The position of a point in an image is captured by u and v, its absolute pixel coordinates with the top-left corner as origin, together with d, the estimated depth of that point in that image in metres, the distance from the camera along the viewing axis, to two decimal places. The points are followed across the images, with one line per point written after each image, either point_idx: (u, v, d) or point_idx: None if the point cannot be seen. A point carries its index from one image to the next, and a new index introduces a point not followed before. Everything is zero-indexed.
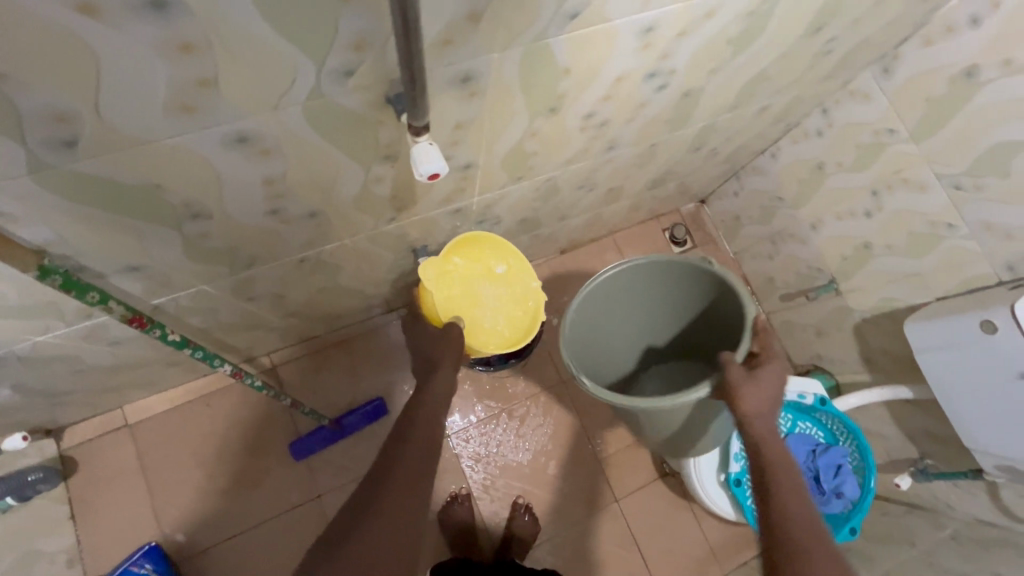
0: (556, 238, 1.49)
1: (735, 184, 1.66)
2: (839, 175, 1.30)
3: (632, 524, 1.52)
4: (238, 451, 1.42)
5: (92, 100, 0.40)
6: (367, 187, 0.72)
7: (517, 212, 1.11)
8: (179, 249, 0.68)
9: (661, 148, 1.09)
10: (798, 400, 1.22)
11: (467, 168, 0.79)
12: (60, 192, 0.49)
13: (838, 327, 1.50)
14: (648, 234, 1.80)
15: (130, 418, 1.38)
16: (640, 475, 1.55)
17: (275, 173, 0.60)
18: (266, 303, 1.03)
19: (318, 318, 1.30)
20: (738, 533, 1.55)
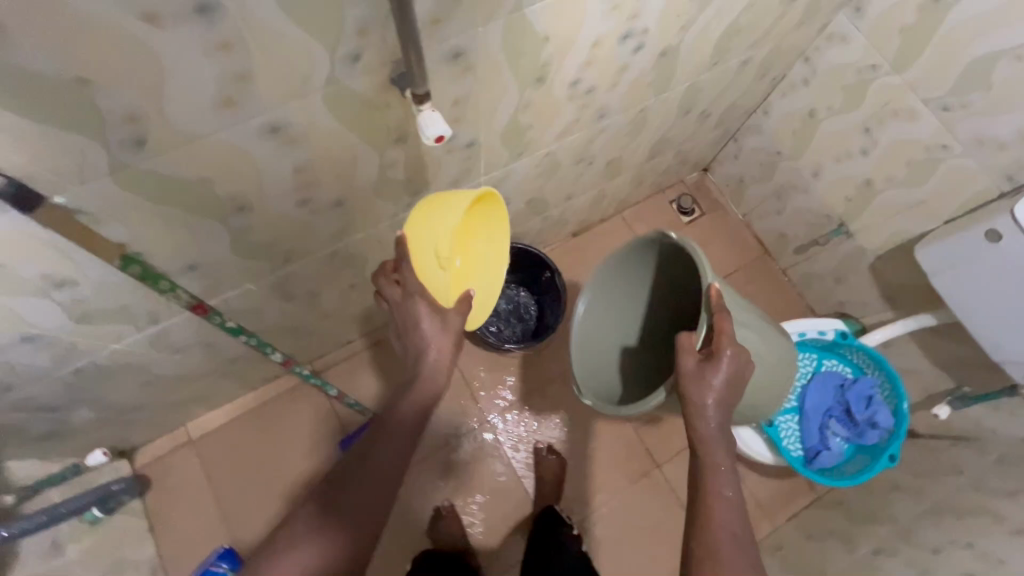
0: (565, 219, 1.56)
1: (733, 147, 1.71)
2: (831, 118, 1.34)
3: (677, 487, 1.55)
4: (292, 454, 1.51)
5: (156, 100, 0.50)
6: (383, 172, 0.81)
7: (523, 193, 1.19)
8: (228, 244, 0.77)
9: (651, 114, 1.16)
10: (819, 337, 1.24)
11: (470, 146, 0.87)
12: (133, 190, 0.58)
13: (854, 270, 1.52)
14: (656, 208, 1.87)
15: (192, 434, 1.49)
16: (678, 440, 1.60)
17: (303, 161, 0.68)
18: (305, 302, 1.13)
19: (351, 319, 1.39)
20: (784, 488, 1.58)
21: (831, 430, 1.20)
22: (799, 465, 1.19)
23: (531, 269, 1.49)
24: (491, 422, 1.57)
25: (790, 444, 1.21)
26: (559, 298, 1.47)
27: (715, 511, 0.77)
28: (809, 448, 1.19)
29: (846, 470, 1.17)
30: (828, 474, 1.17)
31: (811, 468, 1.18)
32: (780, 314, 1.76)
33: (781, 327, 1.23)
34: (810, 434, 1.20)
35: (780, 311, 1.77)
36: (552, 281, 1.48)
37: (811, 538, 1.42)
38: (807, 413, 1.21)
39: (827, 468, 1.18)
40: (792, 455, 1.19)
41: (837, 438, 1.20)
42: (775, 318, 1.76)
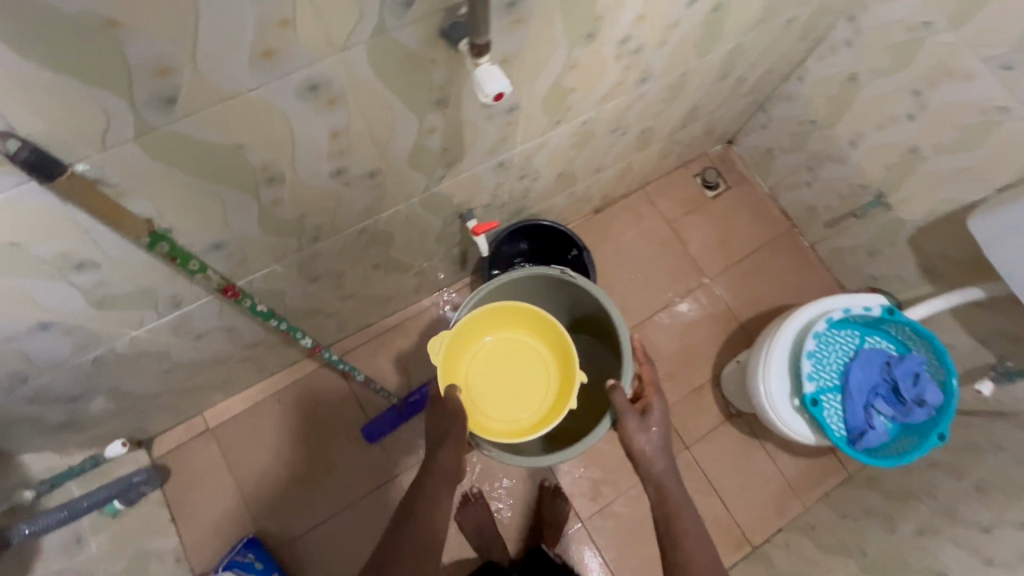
0: (589, 194, 1.50)
1: (762, 117, 1.64)
2: (874, 82, 1.28)
3: (704, 466, 1.55)
4: (313, 441, 1.47)
5: (190, 49, 0.44)
6: (419, 140, 0.74)
7: (554, 165, 1.13)
8: (256, 220, 0.71)
9: (690, 78, 1.09)
10: (865, 313, 1.19)
11: (510, 111, 0.81)
12: (160, 158, 0.52)
13: (891, 243, 1.46)
14: (679, 183, 1.81)
15: (210, 422, 1.45)
16: (706, 419, 1.59)
17: (340, 125, 0.62)
18: (329, 284, 1.07)
19: (373, 301, 1.34)
20: (814, 466, 1.56)
21: (876, 408, 1.15)
22: (842, 445, 1.14)
23: (556, 244, 1.41)
24: None
25: (833, 423, 1.15)
26: (586, 277, 1.40)
27: (688, 548, 0.87)
28: (854, 428, 1.14)
29: (891, 450, 1.14)
30: (873, 454, 1.13)
31: (856, 448, 1.13)
32: (809, 290, 1.72)
33: (823, 303, 1.21)
34: (855, 413, 1.14)
35: (808, 286, 1.72)
36: (579, 259, 1.40)
37: (845, 516, 1.39)
38: (852, 392, 1.15)
39: (871, 448, 1.14)
40: (836, 436, 1.14)
41: (881, 418, 1.15)
42: (803, 294, 1.71)
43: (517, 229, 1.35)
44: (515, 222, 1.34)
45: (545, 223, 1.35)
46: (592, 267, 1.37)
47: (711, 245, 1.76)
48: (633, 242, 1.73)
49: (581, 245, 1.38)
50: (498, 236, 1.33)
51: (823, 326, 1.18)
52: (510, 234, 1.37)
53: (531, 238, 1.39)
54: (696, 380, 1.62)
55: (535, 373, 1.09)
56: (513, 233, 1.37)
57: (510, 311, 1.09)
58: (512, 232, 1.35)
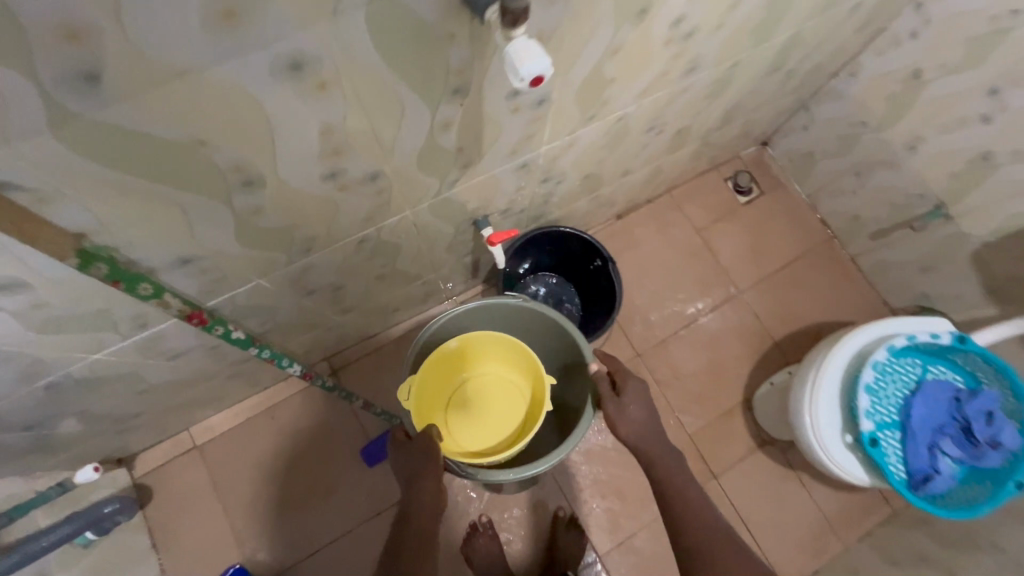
0: (614, 198, 1.38)
1: (804, 117, 1.51)
2: (944, 79, 1.15)
3: (734, 499, 1.42)
4: (308, 462, 1.35)
5: (112, 1, 0.32)
6: (432, 137, 0.62)
7: (582, 167, 1.00)
8: (233, 232, 0.59)
9: (740, 70, 0.97)
10: (933, 340, 1.05)
11: (539, 105, 0.68)
12: (92, 154, 0.41)
13: (948, 258, 1.33)
14: (709, 187, 1.67)
15: (197, 439, 1.34)
16: (736, 447, 1.45)
17: (334, 118, 0.50)
18: (325, 297, 0.95)
19: (375, 313, 1.22)
20: (855, 501, 1.43)
21: (943, 450, 1.01)
22: (902, 490, 1.01)
23: (578, 254, 1.28)
24: None
25: (893, 466, 1.01)
26: (612, 289, 1.25)
27: (701, 534, 0.87)
28: (917, 472, 1.00)
29: (957, 497, 1.00)
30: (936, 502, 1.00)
31: (917, 495, 1.00)
32: (850, 307, 1.58)
33: (880, 327, 1.09)
34: (919, 454, 1.00)
35: (849, 303, 1.58)
36: (603, 270, 1.26)
37: (894, 562, 1.25)
38: (916, 430, 1.01)
39: (934, 494, 1.01)
40: (896, 479, 1.00)
41: (947, 460, 1.01)
42: (844, 311, 1.57)
43: (535, 238, 1.22)
44: (533, 230, 1.21)
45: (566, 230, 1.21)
46: (617, 279, 1.22)
47: (743, 256, 1.62)
48: (658, 250, 1.60)
49: (605, 255, 1.23)
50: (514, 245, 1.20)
51: (883, 354, 1.05)
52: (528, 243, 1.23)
53: (550, 245, 1.26)
54: (725, 404, 1.49)
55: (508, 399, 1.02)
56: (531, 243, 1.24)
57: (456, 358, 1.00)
58: (529, 241, 1.22)
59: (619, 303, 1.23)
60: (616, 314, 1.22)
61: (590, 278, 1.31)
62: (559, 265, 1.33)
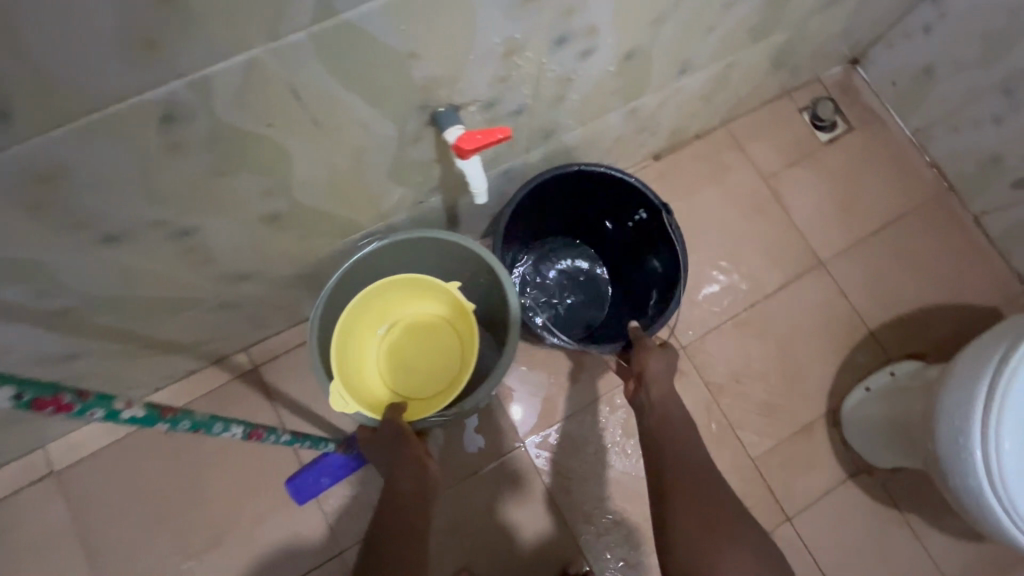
0: (658, 120, 0.94)
1: (926, 13, 1.06)
2: None
3: (816, 550, 1.01)
4: (214, 493, 0.95)
5: None
6: None
7: (626, 28, 0.58)
8: None
9: None
10: None
11: None
12: None
13: None
14: (780, 119, 1.22)
15: (55, 462, 0.94)
16: (818, 477, 1.04)
17: None
18: (163, 248, 0.54)
19: (297, 285, 0.80)
20: (986, 556, 1.02)
21: None
22: None
23: (614, 213, 0.90)
24: (540, 470, 1.01)
25: None
26: (668, 250, 0.84)
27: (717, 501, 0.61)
28: None
29: None
30: None
31: None
32: (973, 284, 1.15)
33: None
34: None
35: (970, 278, 1.15)
36: (649, 225, 0.86)
37: None
38: None
39: None
40: None
41: None
42: (965, 289, 1.14)
43: (547, 183, 0.81)
44: (544, 173, 0.81)
45: (591, 166, 0.81)
46: (674, 234, 0.81)
47: (825, 213, 1.18)
48: (708, 203, 1.16)
49: (652, 204, 0.83)
50: (519, 197, 0.80)
51: None
52: (536, 194, 0.83)
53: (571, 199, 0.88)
54: (801, 415, 1.07)
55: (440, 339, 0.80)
56: (540, 192, 0.83)
57: (361, 316, 0.76)
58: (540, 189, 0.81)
59: (684, 272, 0.81)
60: (681, 289, 0.80)
61: (631, 245, 0.91)
62: (589, 234, 0.95)
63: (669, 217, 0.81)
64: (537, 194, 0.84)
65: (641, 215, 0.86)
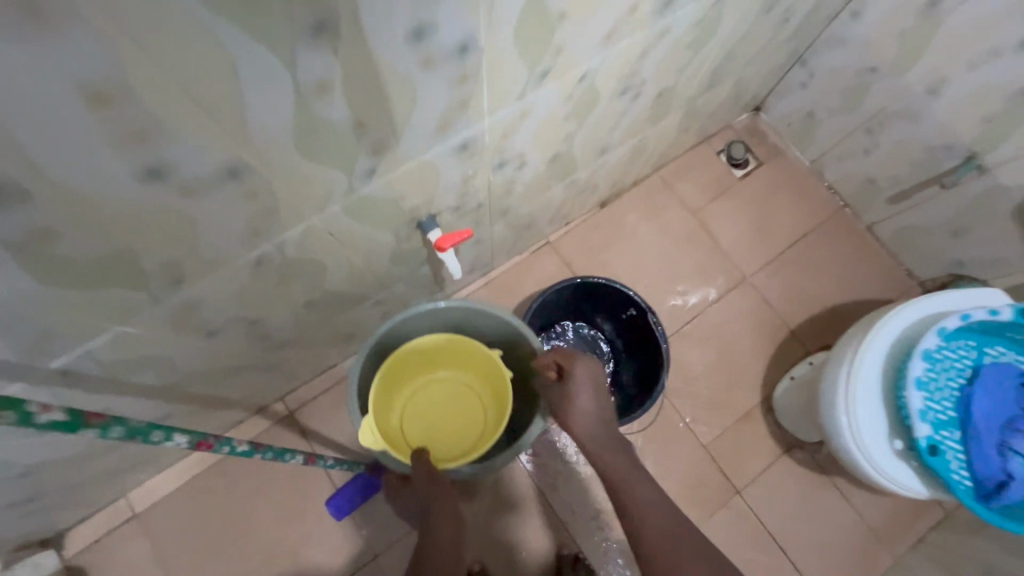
0: (595, 182, 1.20)
1: (801, 74, 1.33)
2: (962, 7, 0.98)
3: (763, 515, 1.23)
4: (268, 520, 1.16)
5: None
6: (308, 109, 0.45)
7: (546, 146, 0.82)
8: (29, 266, 0.44)
9: (727, 8, 0.79)
10: (991, 318, 0.86)
11: (463, 59, 0.51)
12: None
13: (984, 218, 1.16)
14: (702, 163, 1.48)
15: (136, 506, 1.15)
16: (759, 455, 1.27)
17: (109, 86, 0.35)
18: (240, 334, 0.77)
19: (324, 344, 1.03)
20: (902, 506, 1.24)
21: (1011, 450, 0.83)
22: (972, 502, 0.82)
23: (611, 309, 1.13)
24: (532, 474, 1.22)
25: (957, 473, 0.83)
26: (653, 341, 1.07)
27: None
28: (987, 480, 0.82)
29: None
30: (1015, 515, 0.82)
31: (991, 507, 0.82)
32: (872, 284, 1.39)
33: (920, 306, 0.90)
34: (988, 460, 0.82)
35: (870, 279, 1.40)
36: (640, 320, 1.09)
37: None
38: (979, 427, 0.83)
39: (1009, 504, 0.83)
40: (962, 490, 0.82)
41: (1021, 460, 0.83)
42: (867, 288, 1.39)
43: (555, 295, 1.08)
44: (552, 288, 1.07)
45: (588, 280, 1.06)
46: (661, 332, 1.05)
47: (746, 236, 1.43)
48: (649, 238, 1.41)
49: (641, 305, 1.07)
50: (532, 308, 1.07)
51: (932, 341, 0.86)
52: (547, 301, 1.09)
53: (576, 297, 1.12)
54: (741, 405, 1.31)
55: (472, 394, 0.96)
56: (550, 300, 1.10)
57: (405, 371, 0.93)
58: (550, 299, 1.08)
59: (666, 362, 1.04)
60: (665, 374, 1.03)
61: (626, 332, 1.15)
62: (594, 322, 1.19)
63: (655, 319, 1.05)
64: (549, 298, 1.09)
65: (631, 311, 1.10)
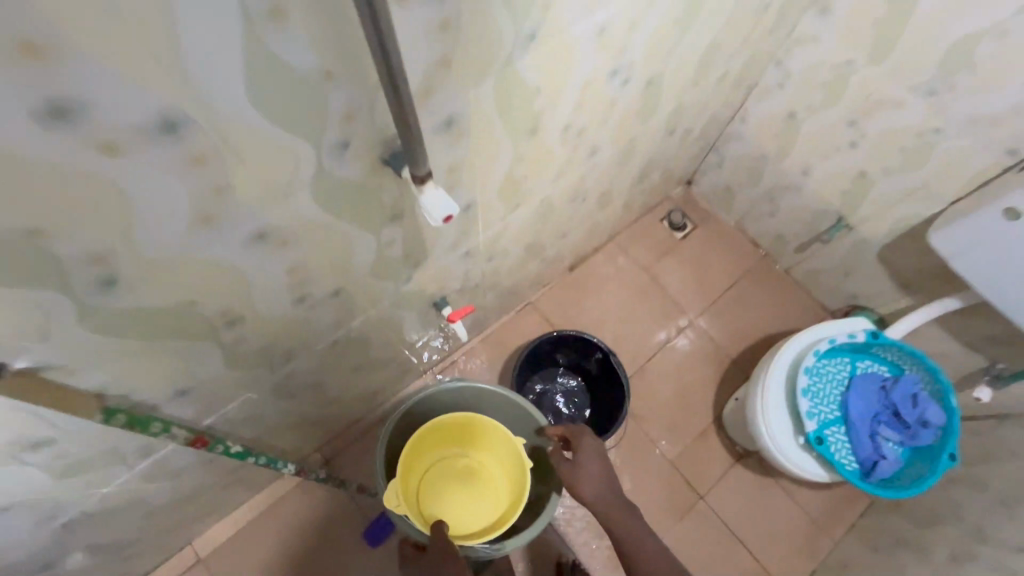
0: (561, 255, 1.52)
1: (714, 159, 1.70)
2: (813, 116, 1.35)
3: (724, 514, 1.49)
4: (312, 556, 1.37)
5: (126, 235, 0.45)
6: (381, 252, 0.76)
7: (521, 241, 1.14)
8: (220, 363, 0.70)
9: (638, 140, 1.14)
10: (851, 339, 1.20)
11: (468, 209, 0.83)
12: (109, 336, 0.52)
13: (863, 262, 1.50)
14: (648, 229, 1.83)
15: (200, 551, 1.34)
16: (715, 464, 1.54)
17: (297, 262, 0.63)
18: (308, 396, 1.03)
19: (358, 401, 1.29)
20: (834, 498, 1.51)
21: (880, 437, 1.14)
22: (857, 479, 1.12)
23: (582, 354, 1.43)
24: None
25: (843, 458, 1.14)
26: (617, 377, 1.38)
27: None
28: (865, 461, 1.13)
29: (907, 476, 1.13)
30: (889, 485, 1.12)
31: (870, 481, 1.12)
32: (793, 316, 1.72)
33: (807, 335, 1.22)
34: (862, 445, 1.13)
35: (790, 313, 1.73)
36: (605, 361, 1.40)
37: (877, 549, 1.33)
38: (855, 422, 1.14)
39: (884, 478, 1.13)
40: (848, 470, 1.12)
41: (887, 445, 1.14)
42: (789, 320, 1.72)
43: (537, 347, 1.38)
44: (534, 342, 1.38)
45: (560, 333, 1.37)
46: (622, 370, 1.35)
47: (689, 286, 1.76)
48: (611, 293, 1.73)
49: (604, 349, 1.38)
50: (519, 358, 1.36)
51: (812, 360, 1.18)
52: (531, 353, 1.40)
53: (554, 348, 1.42)
54: (698, 425, 1.59)
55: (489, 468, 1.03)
56: (533, 352, 1.40)
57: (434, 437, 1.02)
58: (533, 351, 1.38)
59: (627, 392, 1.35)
60: (627, 402, 1.34)
61: (595, 372, 1.44)
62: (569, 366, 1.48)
63: (616, 359, 1.35)
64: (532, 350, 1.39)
65: (598, 355, 1.40)
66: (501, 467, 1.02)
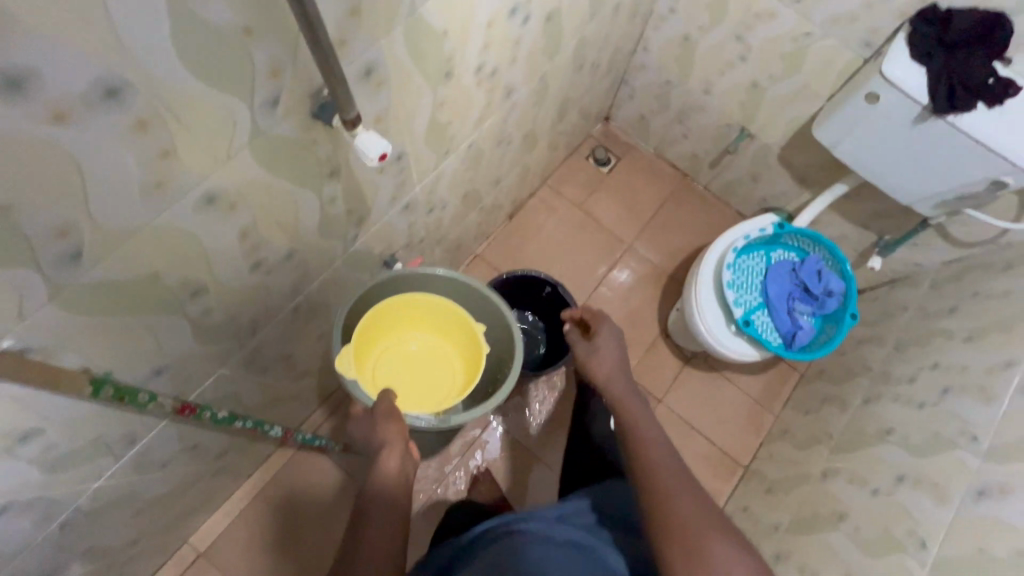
0: (499, 203, 1.58)
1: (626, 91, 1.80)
2: (705, 36, 1.47)
3: (681, 411, 1.67)
4: (312, 527, 1.42)
5: (86, 205, 0.50)
6: (325, 210, 0.80)
7: (457, 190, 1.19)
8: (189, 335, 0.74)
9: (550, 78, 1.21)
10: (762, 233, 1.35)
11: (400, 159, 0.88)
12: (78, 311, 0.57)
13: (767, 166, 1.66)
14: (577, 168, 1.92)
15: (199, 547, 1.37)
16: (668, 370, 1.71)
17: (246, 224, 0.68)
18: (279, 369, 1.07)
19: (329, 371, 1.33)
20: (771, 378, 1.72)
21: (796, 312, 1.31)
22: (781, 350, 1.29)
23: (533, 290, 1.52)
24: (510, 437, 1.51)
25: (768, 335, 1.30)
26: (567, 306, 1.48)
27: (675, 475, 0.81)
28: (785, 334, 1.30)
29: (820, 340, 1.31)
30: (808, 350, 1.30)
31: (792, 350, 1.29)
32: (717, 227, 1.88)
33: (724, 239, 1.36)
34: (782, 321, 1.30)
35: (714, 225, 1.89)
36: (555, 293, 1.49)
37: (809, 411, 1.53)
38: (773, 303, 1.31)
39: (803, 345, 1.31)
40: (773, 344, 1.29)
41: (803, 317, 1.32)
42: (714, 232, 1.88)
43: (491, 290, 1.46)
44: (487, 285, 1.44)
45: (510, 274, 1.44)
46: (570, 297, 1.45)
47: (622, 215, 1.88)
48: (552, 233, 1.82)
49: (552, 281, 1.47)
50: None
51: (731, 257, 1.33)
52: None
53: (508, 288, 1.50)
54: (647, 338, 1.74)
55: (448, 356, 1.09)
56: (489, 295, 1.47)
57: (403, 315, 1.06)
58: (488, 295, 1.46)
59: None
60: None
61: (548, 305, 1.54)
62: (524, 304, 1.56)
63: (564, 288, 1.44)
64: None
65: (548, 288, 1.50)
66: (459, 353, 1.09)
